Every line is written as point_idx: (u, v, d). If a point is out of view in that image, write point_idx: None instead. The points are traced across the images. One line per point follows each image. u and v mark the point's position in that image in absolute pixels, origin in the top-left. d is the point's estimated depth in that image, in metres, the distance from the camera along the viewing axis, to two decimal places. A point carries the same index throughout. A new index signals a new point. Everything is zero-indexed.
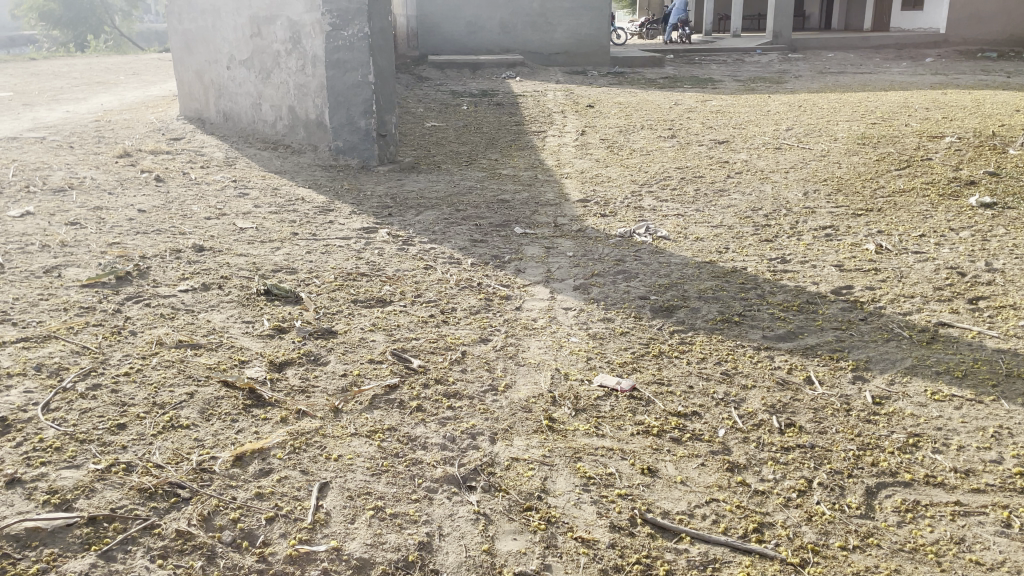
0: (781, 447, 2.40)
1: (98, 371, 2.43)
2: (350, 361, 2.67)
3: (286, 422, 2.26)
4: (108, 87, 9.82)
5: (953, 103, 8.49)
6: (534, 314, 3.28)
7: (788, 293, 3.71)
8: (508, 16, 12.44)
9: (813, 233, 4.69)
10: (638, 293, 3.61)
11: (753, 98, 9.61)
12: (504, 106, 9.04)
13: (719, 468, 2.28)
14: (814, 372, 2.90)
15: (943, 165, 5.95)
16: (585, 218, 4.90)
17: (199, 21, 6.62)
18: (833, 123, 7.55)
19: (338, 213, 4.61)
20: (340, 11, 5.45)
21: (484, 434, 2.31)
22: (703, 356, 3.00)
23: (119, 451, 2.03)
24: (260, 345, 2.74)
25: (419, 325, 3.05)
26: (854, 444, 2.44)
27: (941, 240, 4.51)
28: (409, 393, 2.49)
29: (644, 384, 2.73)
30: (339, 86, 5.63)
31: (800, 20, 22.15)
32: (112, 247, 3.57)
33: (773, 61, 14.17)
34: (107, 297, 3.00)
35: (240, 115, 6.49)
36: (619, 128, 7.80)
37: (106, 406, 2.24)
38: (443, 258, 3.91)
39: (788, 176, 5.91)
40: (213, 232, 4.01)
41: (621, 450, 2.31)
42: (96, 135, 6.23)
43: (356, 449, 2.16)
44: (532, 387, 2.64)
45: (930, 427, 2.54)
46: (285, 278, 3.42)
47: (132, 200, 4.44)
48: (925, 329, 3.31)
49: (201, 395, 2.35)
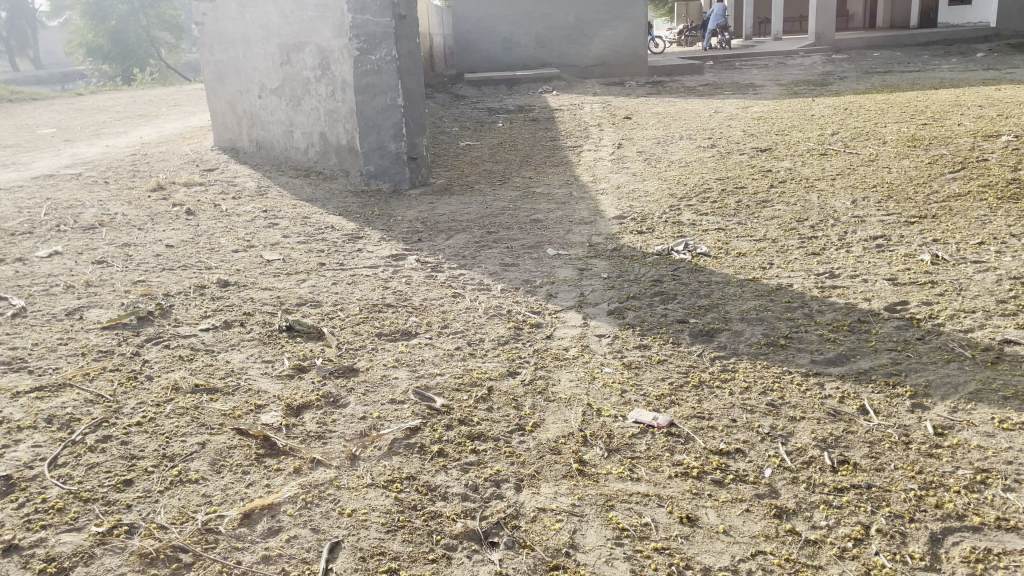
0: (833, 488, 2.20)
1: (109, 422, 2.34)
2: (371, 403, 2.55)
3: (299, 473, 2.14)
4: (148, 120, 9.95)
5: (1008, 100, 8.12)
6: (565, 343, 3.13)
7: (838, 311, 3.49)
8: (545, 31, 12.34)
9: (862, 244, 4.45)
10: (677, 316, 3.42)
11: (797, 102, 9.32)
12: (539, 121, 8.91)
13: (765, 514, 2.09)
14: (868, 401, 2.69)
15: (1000, 165, 5.66)
16: (621, 236, 4.74)
17: (229, 51, 6.63)
18: (880, 125, 7.27)
19: (367, 240, 4.52)
20: (367, 36, 5.39)
21: (509, 482, 2.16)
22: (747, 385, 2.80)
23: (123, 511, 1.94)
24: (278, 387, 2.63)
25: (444, 359, 2.92)
26: (916, 483, 2.22)
27: (1002, 248, 4.24)
28: (431, 436, 2.36)
29: (683, 419, 2.55)
30: (369, 110, 5.57)
31: (844, 19, 21.68)
32: (136, 286, 3.52)
33: (816, 63, 13.85)
34: (127, 339, 2.94)
35: (272, 143, 6.47)
36: (657, 140, 7.61)
37: (114, 459, 2.15)
38: (472, 284, 3.78)
39: (834, 183, 5.67)
40: (240, 265, 3.95)
41: (657, 496, 2.14)
42: (132, 169, 6.26)
43: (371, 503, 2.03)
44: (562, 425, 2.47)
45: (1000, 461, 2.32)
46: (308, 313, 3.33)
47: (161, 235, 4.42)
48: (989, 348, 3.06)
49: (213, 445, 2.24)
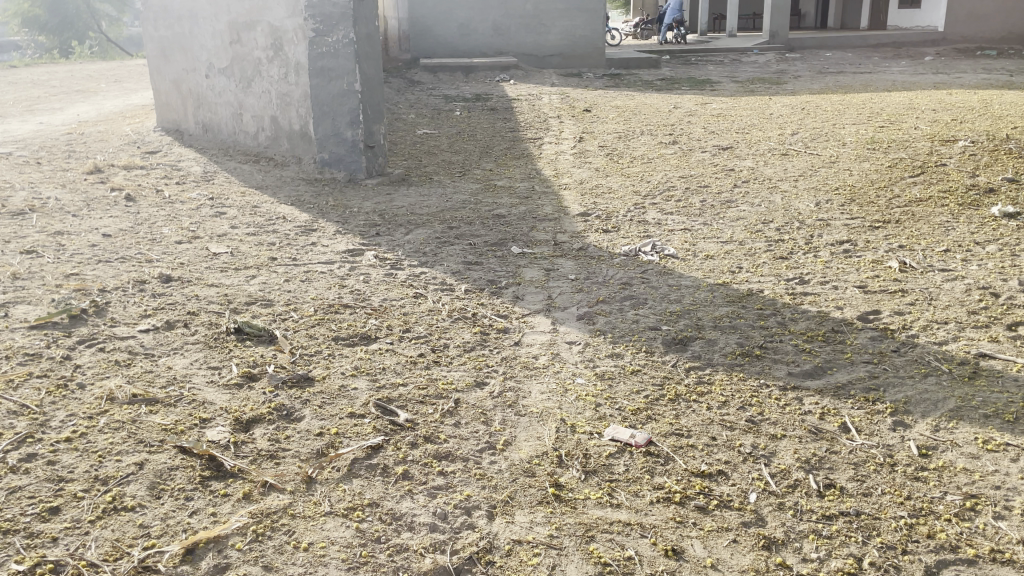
0: (822, 516, 2.08)
1: (34, 438, 2.11)
2: (328, 417, 2.35)
3: (249, 499, 1.94)
4: (86, 97, 9.45)
5: (961, 104, 8.20)
6: (534, 350, 2.97)
7: (811, 320, 3.40)
8: (502, 19, 12.12)
9: (830, 249, 4.38)
10: (648, 322, 3.29)
11: (754, 100, 9.28)
12: (497, 111, 8.72)
13: (754, 546, 1.96)
14: (849, 418, 2.59)
15: (959, 170, 5.67)
16: (586, 234, 4.60)
17: (175, 28, 6.30)
18: (839, 126, 7.27)
19: (322, 233, 4.29)
20: (324, 17, 5.12)
21: (481, 509, 1.99)
22: (724, 400, 2.68)
23: (47, 546, 1.73)
24: (226, 398, 2.41)
25: (407, 368, 2.73)
26: (906, 509, 2.12)
27: (968, 256, 4.21)
28: (394, 456, 2.18)
29: (661, 437, 2.41)
30: (324, 95, 5.30)
31: (796, 18, 21.87)
32: (69, 280, 3.25)
33: (770, 62, 13.90)
34: (57, 341, 2.68)
35: (220, 126, 6.17)
36: (618, 134, 7.48)
37: (40, 483, 1.92)
38: (434, 283, 3.60)
39: (797, 185, 5.61)
40: (184, 258, 3.69)
41: (639, 525, 1.99)
42: (68, 148, 5.91)
43: (330, 535, 1.84)
44: (535, 444, 2.31)
45: (988, 485, 2.23)
46: (259, 313, 3.10)
47: (98, 222, 4.12)
48: (965, 362, 3.00)
49: (153, 466, 2.03)
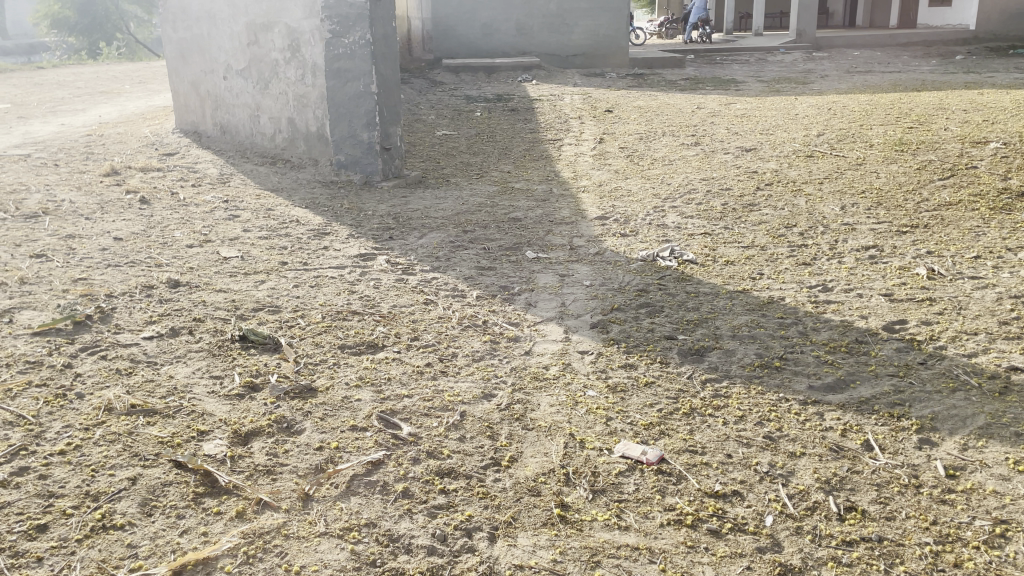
0: (841, 541, 1.98)
1: (27, 450, 2.06)
2: (329, 431, 2.28)
3: (242, 518, 1.88)
4: (109, 98, 9.49)
5: (992, 104, 7.98)
6: (545, 360, 2.88)
7: (834, 330, 3.28)
8: (525, 18, 12.02)
9: (854, 255, 4.25)
10: (664, 332, 3.19)
11: (779, 100, 9.11)
12: (517, 111, 8.63)
13: (768, 573, 1.86)
14: (872, 435, 2.47)
15: (990, 173, 5.49)
16: (603, 238, 4.50)
17: (193, 29, 6.28)
18: (866, 127, 7.09)
19: (334, 237, 4.24)
20: (341, 18, 5.07)
21: (482, 531, 1.91)
22: (741, 414, 2.58)
23: (32, 567, 1.68)
24: (226, 409, 2.35)
25: (413, 378, 2.66)
26: (931, 535, 2.01)
27: (999, 263, 4.05)
28: (395, 473, 2.10)
29: (674, 454, 2.32)
30: (340, 97, 5.25)
31: (824, 17, 21.56)
32: (76, 284, 3.22)
33: (796, 61, 13.69)
34: (59, 348, 2.64)
35: (237, 127, 6.15)
36: (639, 135, 7.36)
37: (29, 499, 1.87)
38: (446, 289, 3.53)
39: (822, 188, 5.47)
40: (194, 262, 3.65)
41: (648, 549, 1.90)
42: (86, 150, 5.91)
43: (323, 557, 1.77)
44: (541, 461, 2.23)
45: (1019, 510, 2.11)
46: (265, 320, 3.04)
47: (110, 226, 4.10)
48: (996, 376, 2.86)
49: (146, 481, 1.97)
